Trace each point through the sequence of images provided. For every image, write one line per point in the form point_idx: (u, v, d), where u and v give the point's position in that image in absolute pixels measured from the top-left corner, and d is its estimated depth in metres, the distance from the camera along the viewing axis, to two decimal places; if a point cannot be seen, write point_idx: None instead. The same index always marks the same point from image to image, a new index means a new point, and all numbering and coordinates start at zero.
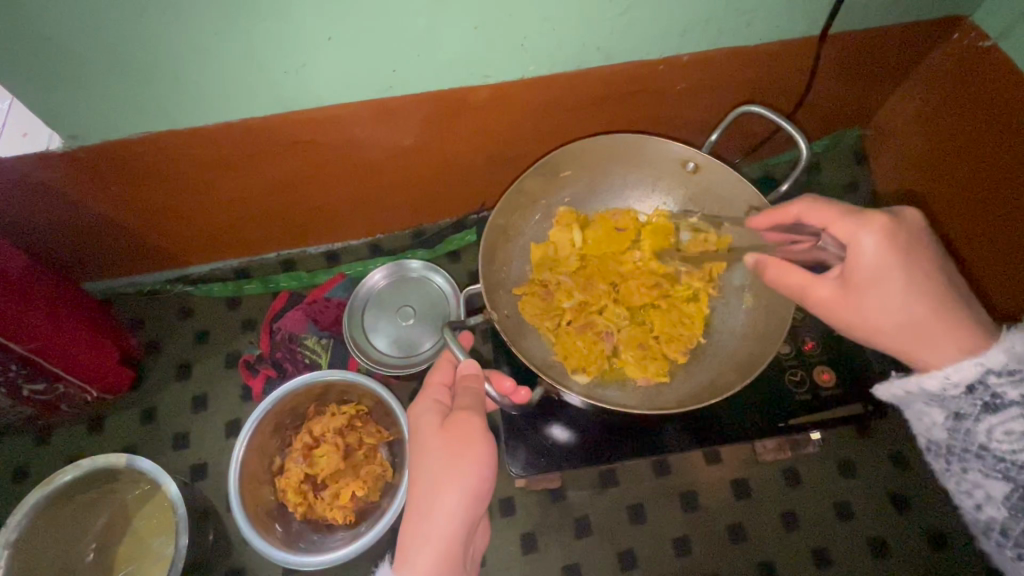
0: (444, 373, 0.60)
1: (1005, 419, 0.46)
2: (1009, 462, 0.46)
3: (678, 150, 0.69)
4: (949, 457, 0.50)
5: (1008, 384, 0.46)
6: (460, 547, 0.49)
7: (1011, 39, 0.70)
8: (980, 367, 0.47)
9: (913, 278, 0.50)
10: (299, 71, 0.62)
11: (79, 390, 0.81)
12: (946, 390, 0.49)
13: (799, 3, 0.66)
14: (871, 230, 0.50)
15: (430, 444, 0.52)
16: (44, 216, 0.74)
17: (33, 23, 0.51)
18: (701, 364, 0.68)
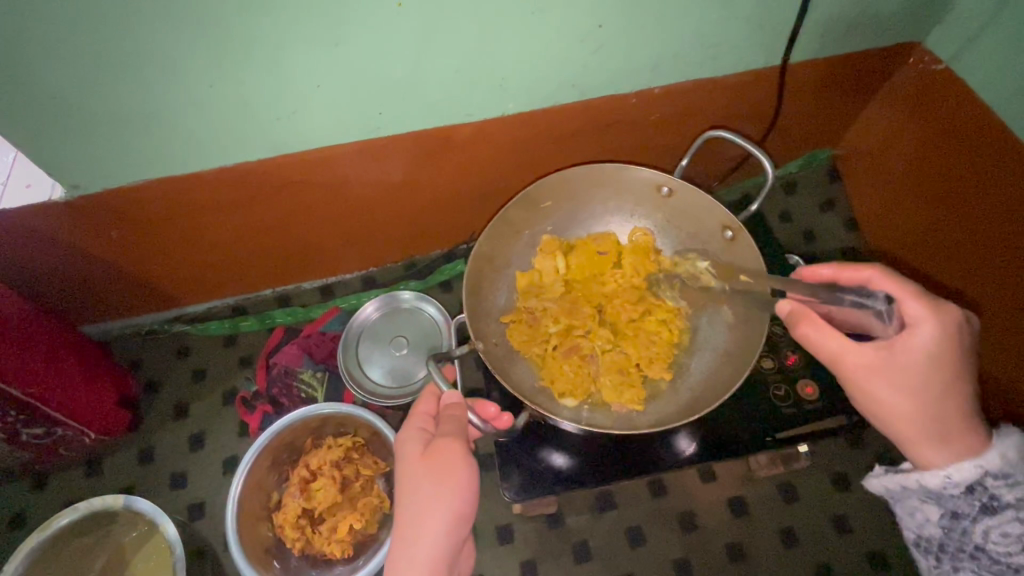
0: (427, 405, 0.60)
1: (1006, 519, 0.48)
2: (1004, 562, 0.48)
3: (652, 176, 0.73)
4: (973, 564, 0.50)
5: (1004, 486, 0.49)
6: (443, 571, 0.50)
7: (962, 62, 0.75)
8: (979, 469, 0.49)
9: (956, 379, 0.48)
10: (290, 117, 0.66)
11: (76, 434, 0.81)
12: (951, 490, 0.50)
13: (759, 37, 0.71)
14: (941, 321, 0.47)
15: (414, 470, 0.53)
16: (45, 265, 0.77)
17: (43, 84, 0.55)
18: (688, 382, 0.70)
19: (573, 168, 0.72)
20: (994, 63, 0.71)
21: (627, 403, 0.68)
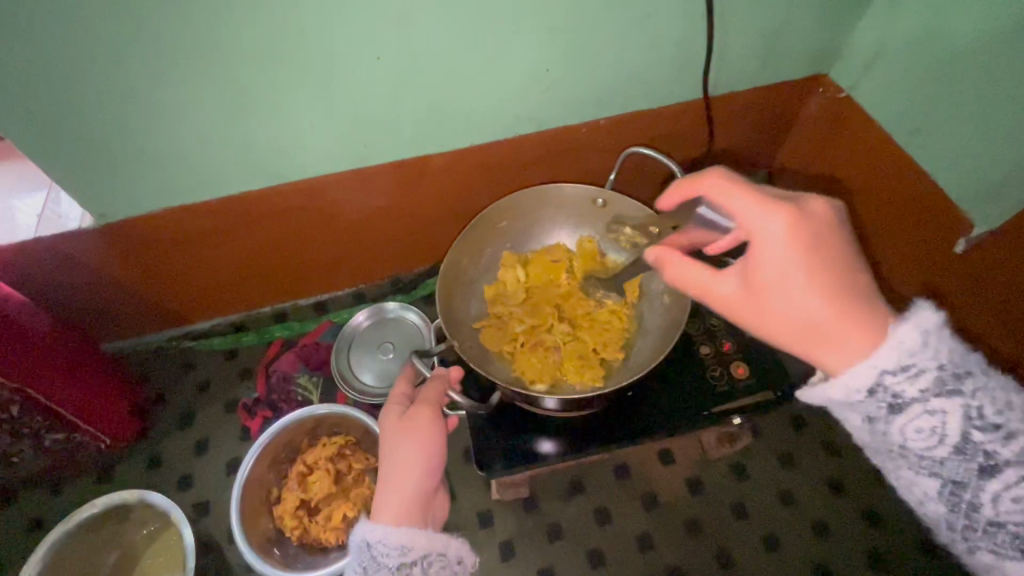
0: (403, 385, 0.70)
1: (913, 415, 0.46)
2: (927, 455, 0.47)
3: (585, 190, 0.86)
4: (904, 461, 0.49)
5: (904, 381, 0.46)
6: (417, 510, 0.58)
7: (859, 90, 0.89)
8: (876, 371, 0.47)
9: (814, 275, 0.49)
10: (289, 150, 0.78)
11: (93, 439, 0.89)
12: (856, 400, 0.48)
13: (685, 74, 0.84)
14: (776, 220, 0.49)
15: (395, 432, 0.63)
16: (70, 287, 0.86)
17: (86, 127, 0.66)
18: (637, 356, 0.81)
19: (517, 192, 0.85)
20: (882, 91, 0.85)
21: (590, 383, 0.78)
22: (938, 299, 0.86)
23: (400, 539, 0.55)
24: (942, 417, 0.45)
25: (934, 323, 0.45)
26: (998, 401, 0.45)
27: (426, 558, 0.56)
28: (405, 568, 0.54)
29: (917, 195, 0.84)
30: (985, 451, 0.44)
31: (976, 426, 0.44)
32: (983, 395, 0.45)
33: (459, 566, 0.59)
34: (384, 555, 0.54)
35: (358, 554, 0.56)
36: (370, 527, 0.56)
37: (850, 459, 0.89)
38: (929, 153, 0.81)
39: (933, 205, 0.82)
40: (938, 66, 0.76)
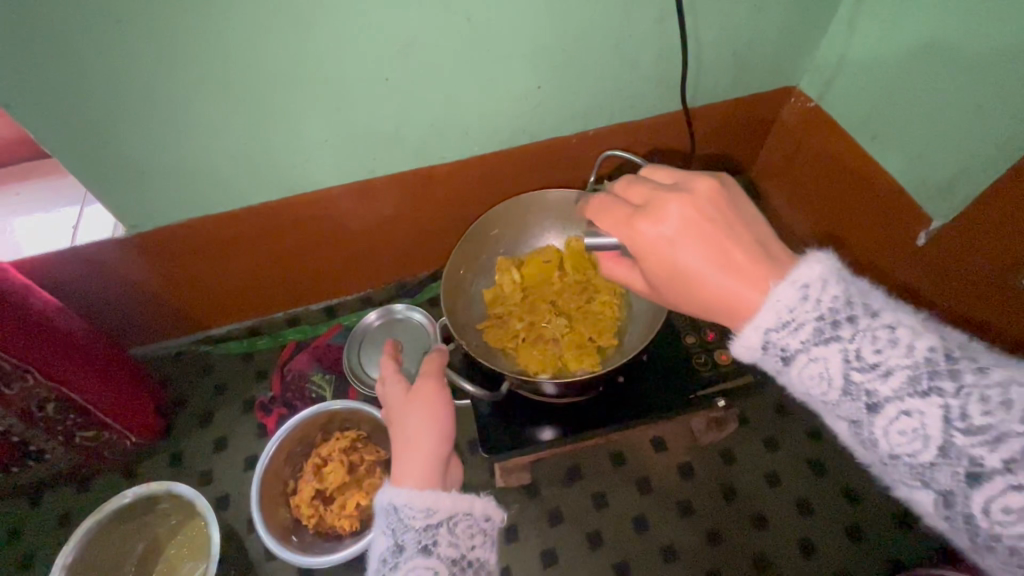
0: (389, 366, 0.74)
1: (801, 366, 0.46)
2: (825, 401, 0.47)
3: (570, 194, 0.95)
4: (814, 407, 0.49)
5: (788, 334, 0.46)
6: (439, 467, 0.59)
7: (825, 100, 0.97)
8: (760, 331, 0.48)
9: (709, 252, 0.51)
10: (304, 163, 0.85)
11: (119, 438, 0.95)
12: (755, 358, 0.49)
13: (664, 88, 0.92)
14: (650, 218, 0.53)
15: (404, 407, 0.67)
16: (101, 295, 0.93)
17: (122, 145, 0.74)
18: (629, 340, 0.87)
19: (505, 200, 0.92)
20: (845, 101, 0.93)
21: (590, 369, 0.83)
22: (905, 289, 0.92)
23: (425, 500, 0.55)
24: (825, 363, 0.46)
25: (811, 278, 0.46)
26: (879, 341, 0.44)
27: (451, 518, 0.54)
28: (432, 528, 0.53)
29: (879, 194, 0.92)
30: (867, 389, 0.44)
31: (856, 367, 0.45)
32: (862, 337, 0.45)
33: (488, 524, 0.56)
34: (410, 517, 0.54)
35: (385, 518, 0.55)
36: (394, 492, 0.55)
37: (831, 441, 0.95)
38: (889, 156, 0.89)
39: (895, 203, 0.90)
40: (894, 77, 0.84)
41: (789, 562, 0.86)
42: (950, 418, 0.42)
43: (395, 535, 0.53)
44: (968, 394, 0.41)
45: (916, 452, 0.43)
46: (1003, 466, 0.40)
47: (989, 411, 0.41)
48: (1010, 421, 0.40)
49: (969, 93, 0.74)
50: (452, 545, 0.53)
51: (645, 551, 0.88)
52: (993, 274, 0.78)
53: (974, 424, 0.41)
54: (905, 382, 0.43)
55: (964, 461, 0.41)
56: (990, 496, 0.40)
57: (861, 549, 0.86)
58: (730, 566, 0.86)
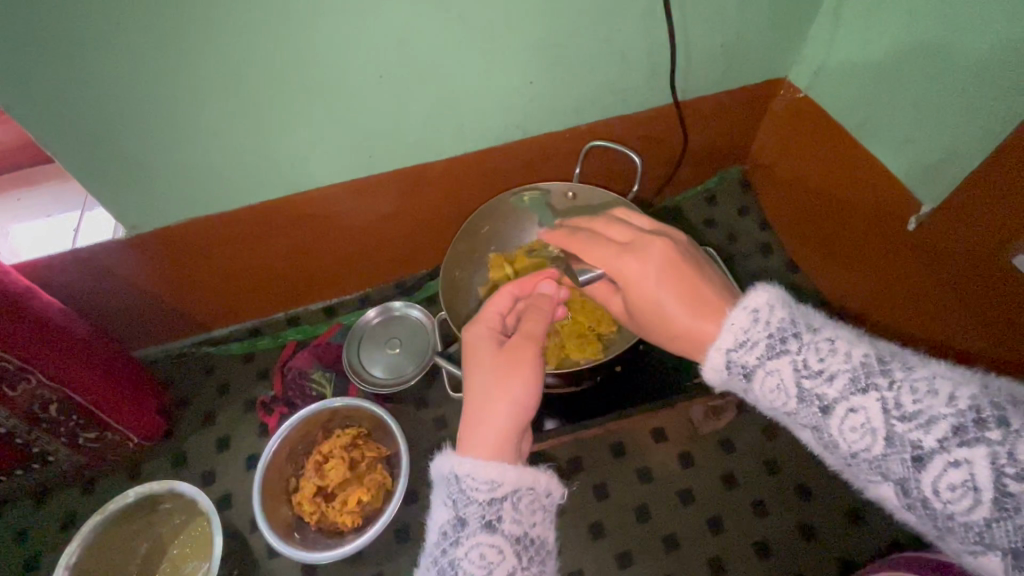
0: (501, 305, 0.66)
1: (760, 380, 0.51)
2: (788, 412, 0.51)
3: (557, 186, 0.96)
4: (782, 421, 0.53)
5: (744, 352, 0.52)
6: (511, 442, 0.55)
7: (815, 90, 0.98)
8: (722, 352, 0.53)
9: (676, 290, 0.58)
10: (301, 162, 0.86)
11: (123, 438, 0.95)
12: (722, 378, 0.54)
13: (655, 82, 0.94)
14: (634, 259, 0.61)
15: (487, 362, 0.60)
16: (104, 296, 0.94)
17: (122, 147, 0.75)
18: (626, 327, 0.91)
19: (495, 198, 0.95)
20: (835, 90, 0.94)
21: (592, 356, 0.88)
22: (896, 277, 0.93)
23: (492, 473, 0.52)
24: (780, 375, 0.50)
25: (758, 302, 0.52)
26: (821, 350, 0.49)
27: (515, 493, 0.52)
28: (495, 503, 0.51)
29: (868, 180, 0.93)
30: (817, 395, 0.49)
31: (805, 376, 0.49)
32: (807, 349, 0.50)
33: (550, 499, 0.54)
34: (473, 489, 0.52)
35: (447, 486, 0.54)
36: (457, 461, 0.53)
37: None
38: (878, 144, 0.90)
39: (886, 190, 0.91)
40: (881, 65, 0.85)
41: (789, 548, 0.87)
42: (889, 409, 0.46)
43: (457, 507, 0.52)
44: (900, 387, 0.46)
45: (868, 447, 0.47)
46: (941, 447, 0.43)
47: (920, 399, 0.45)
48: (938, 405, 0.44)
49: (954, 78, 0.75)
50: (515, 522, 0.51)
51: (646, 541, 0.88)
52: (974, 263, 0.78)
53: (910, 413, 0.45)
54: (847, 382, 0.48)
55: (909, 447, 0.45)
56: (937, 477, 0.44)
57: (861, 534, 0.87)
58: (732, 553, 0.87)
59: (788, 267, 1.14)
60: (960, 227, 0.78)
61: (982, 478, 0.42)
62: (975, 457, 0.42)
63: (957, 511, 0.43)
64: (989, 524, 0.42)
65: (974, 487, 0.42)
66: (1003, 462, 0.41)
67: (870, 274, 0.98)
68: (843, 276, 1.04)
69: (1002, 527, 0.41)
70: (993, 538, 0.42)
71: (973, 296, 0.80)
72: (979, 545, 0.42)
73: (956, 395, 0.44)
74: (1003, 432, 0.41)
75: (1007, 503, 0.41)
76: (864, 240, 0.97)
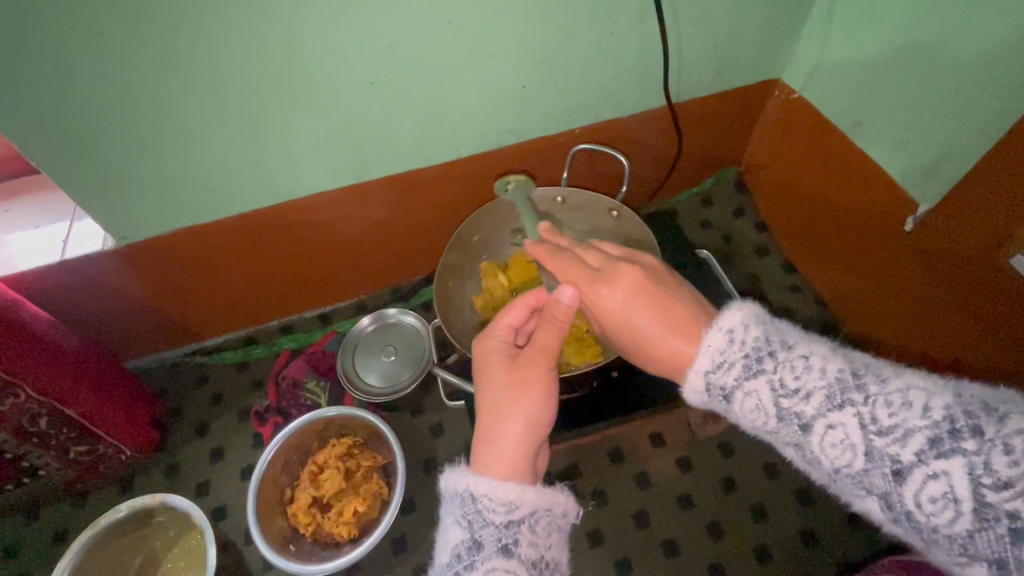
0: (514, 317, 0.63)
1: (740, 400, 0.52)
2: (770, 430, 0.52)
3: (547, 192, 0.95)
4: (767, 438, 0.54)
5: (722, 374, 0.53)
6: (524, 463, 0.55)
7: (808, 91, 0.98)
8: (701, 374, 0.54)
9: (653, 315, 0.59)
10: (292, 170, 0.85)
11: (115, 450, 0.94)
12: (704, 399, 0.55)
13: (648, 85, 0.93)
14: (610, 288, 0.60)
15: (502, 379, 0.59)
16: (95, 307, 0.92)
17: (109, 158, 0.74)
18: None
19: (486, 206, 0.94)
20: (829, 91, 0.94)
21: (592, 361, 0.88)
22: (891, 279, 0.93)
23: (510, 494, 0.52)
24: (758, 396, 0.51)
25: (733, 323, 0.53)
26: (796, 368, 0.50)
27: (533, 514, 0.52)
28: (513, 526, 0.51)
29: (864, 181, 0.93)
30: (795, 413, 0.50)
31: (782, 395, 0.50)
32: (783, 367, 0.50)
33: (564, 521, 0.55)
34: (491, 511, 0.51)
35: (461, 506, 0.53)
36: (474, 480, 0.52)
37: None
38: (872, 145, 0.90)
39: (881, 191, 0.90)
40: (874, 66, 0.84)
41: (790, 553, 0.86)
42: (865, 424, 0.46)
43: (472, 528, 0.51)
44: (875, 401, 0.46)
45: (848, 462, 0.47)
46: (919, 460, 0.44)
47: (895, 412, 0.45)
48: (913, 418, 0.44)
49: (949, 78, 0.75)
50: (532, 545, 0.51)
51: (645, 548, 0.87)
52: (965, 264, 0.78)
53: (886, 427, 0.45)
54: (824, 399, 0.48)
55: (887, 461, 0.45)
56: (918, 490, 0.44)
57: (862, 538, 0.86)
58: (733, 558, 0.86)
59: (785, 268, 1.13)
60: (955, 229, 0.78)
61: (960, 489, 0.42)
62: (952, 468, 0.42)
63: (940, 523, 0.43)
64: (972, 536, 0.42)
65: (954, 499, 0.42)
66: (979, 472, 0.41)
67: (865, 276, 0.98)
68: (839, 278, 1.04)
69: (985, 537, 0.41)
70: (977, 549, 0.42)
71: (970, 298, 0.79)
72: (965, 556, 0.42)
73: (929, 406, 0.44)
74: (977, 441, 0.41)
75: (987, 513, 0.41)
76: (859, 242, 0.97)
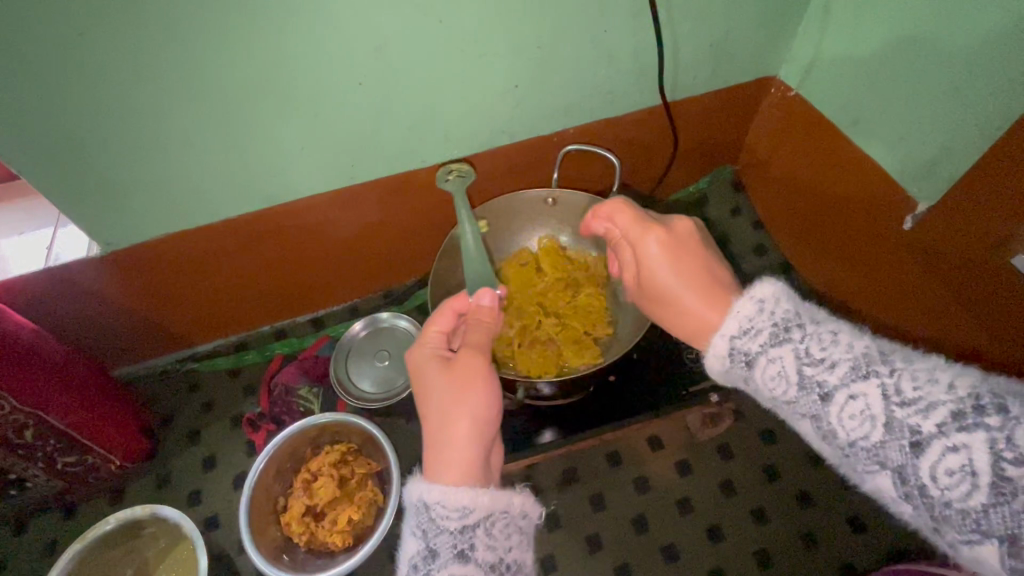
0: (442, 323, 0.64)
1: (762, 366, 0.52)
2: (788, 400, 0.51)
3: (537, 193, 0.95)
4: (783, 412, 0.53)
5: (748, 339, 0.53)
6: (478, 464, 0.54)
7: (805, 88, 0.96)
8: (726, 339, 0.55)
9: (685, 276, 0.64)
10: (282, 173, 0.84)
11: (104, 460, 0.92)
12: (725, 366, 0.55)
13: (643, 83, 0.92)
14: (654, 239, 0.66)
15: (438, 384, 0.58)
16: (80, 313, 0.90)
17: (92, 163, 0.72)
18: (618, 331, 0.90)
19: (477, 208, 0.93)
20: (826, 88, 0.92)
21: (592, 361, 0.87)
22: (891, 278, 0.92)
23: (461, 499, 0.50)
24: (781, 362, 0.51)
25: (763, 293, 0.53)
26: (824, 340, 0.50)
27: (488, 518, 0.50)
28: (468, 530, 0.49)
29: (862, 178, 0.91)
30: (818, 382, 0.49)
31: (807, 363, 0.50)
32: (810, 338, 0.50)
33: (525, 521, 0.53)
34: (444, 517, 0.50)
35: (416, 516, 0.52)
36: (427, 488, 0.51)
37: None
38: (871, 142, 0.88)
39: (881, 188, 0.89)
40: (872, 63, 0.83)
41: (791, 556, 0.85)
42: (889, 395, 0.46)
43: (427, 537, 0.50)
44: (901, 374, 0.46)
45: (868, 435, 0.46)
46: (940, 432, 0.43)
47: (920, 386, 0.45)
48: (937, 392, 0.44)
49: (949, 74, 0.74)
50: (490, 548, 0.50)
51: (645, 553, 0.86)
52: (969, 261, 0.77)
53: (909, 399, 0.45)
54: (848, 370, 0.48)
55: (907, 433, 0.44)
56: (935, 463, 0.43)
57: (863, 540, 0.85)
58: (733, 563, 0.85)
59: (783, 266, 1.12)
60: (960, 227, 0.76)
61: (980, 463, 0.41)
62: (974, 441, 0.42)
63: (955, 497, 0.42)
64: (986, 510, 0.41)
65: (972, 472, 0.41)
66: (1000, 446, 0.41)
67: (865, 275, 0.97)
68: (837, 277, 1.03)
69: (999, 513, 0.40)
70: (990, 525, 0.41)
71: (966, 289, 0.79)
72: (975, 533, 0.41)
73: (955, 383, 0.44)
74: (1001, 418, 0.41)
75: (1005, 487, 0.40)
76: (859, 241, 0.96)
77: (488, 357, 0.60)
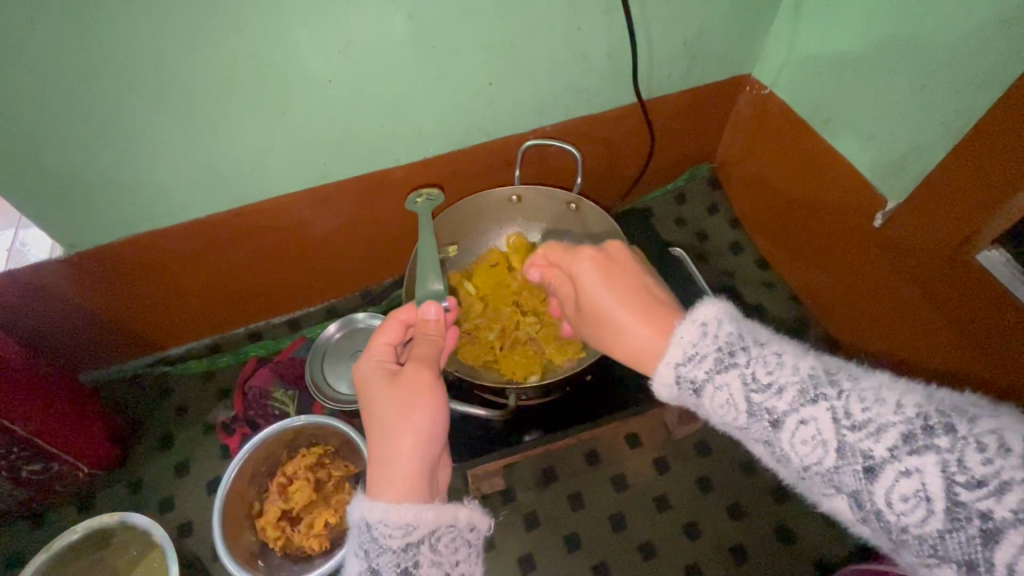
0: (389, 334, 0.63)
1: (710, 395, 0.49)
2: (739, 427, 0.49)
3: (503, 192, 0.94)
4: (736, 437, 0.51)
5: (692, 365, 0.50)
6: (423, 481, 0.52)
7: (778, 87, 0.97)
8: (671, 366, 0.51)
9: (627, 298, 0.58)
10: (251, 173, 0.82)
11: (71, 468, 0.89)
12: (673, 393, 0.52)
13: (618, 82, 0.92)
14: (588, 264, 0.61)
15: (381, 399, 0.56)
16: (43, 316, 0.87)
17: (50, 163, 0.70)
18: None
19: (449, 210, 0.92)
20: (799, 87, 0.93)
21: (575, 356, 0.86)
22: (862, 278, 0.93)
23: (405, 515, 0.49)
24: (729, 389, 0.48)
25: (706, 316, 0.51)
26: (769, 363, 0.48)
27: (433, 533, 0.49)
28: (412, 547, 0.49)
29: (831, 174, 0.93)
30: (767, 408, 0.47)
31: (754, 389, 0.47)
32: (756, 361, 0.48)
33: (473, 534, 0.53)
34: (386, 536, 0.48)
35: (359, 535, 0.50)
36: (369, 507, 0.49)
37: None
38: (841, 140, 0.90)
39: (852, 184, 0.90)
40: (841, 62, 0.84)
41: (766, 551, 0.86)
42: (839, 418, 0.44)
43: (369, 557, 0.49)
44: (849, 396, 0.44)
45: (820, 459, 0.44)
46: (891, 456, 0.41)
47: (869, 407, 0.43)
48: (886, 413, 0.42)
49: (917, 74, 0.75)
50: (434, 564, 0.49)
51: (623, 551, 0.86)
52: (943, 256, 0.77)
53: (860, 422, 0.43)
54: (796, 394, 0.46)
55: (860, 458, 0.42)
56: (889, 488, 0.41)
57: (836, 533, 0.87)
58: (710, 559, 0.85)
59: (759, 264, 1.13)
60: (934, 225, 0.76)
61: (933, 487, 0.39)
62: (925, 465, 0.40)
63: (910, 523, 0.40)
64: (943, 536, 0.39)
65: (926, 497, 0.39)
66: (952, 469, 0.39)
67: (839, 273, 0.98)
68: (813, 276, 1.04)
69: (956, 539, 0.38)
70: (947, 551, 0.39)
71: (938, 292, 0.79)
72: (934, 558, 0.40)
73: (903, 403, 0.42)
74: (951, 438, 0.39)
75: (960, 512, 0.38)
76: (831, 241, 0.97)
77: (436, 369, 0.59)
